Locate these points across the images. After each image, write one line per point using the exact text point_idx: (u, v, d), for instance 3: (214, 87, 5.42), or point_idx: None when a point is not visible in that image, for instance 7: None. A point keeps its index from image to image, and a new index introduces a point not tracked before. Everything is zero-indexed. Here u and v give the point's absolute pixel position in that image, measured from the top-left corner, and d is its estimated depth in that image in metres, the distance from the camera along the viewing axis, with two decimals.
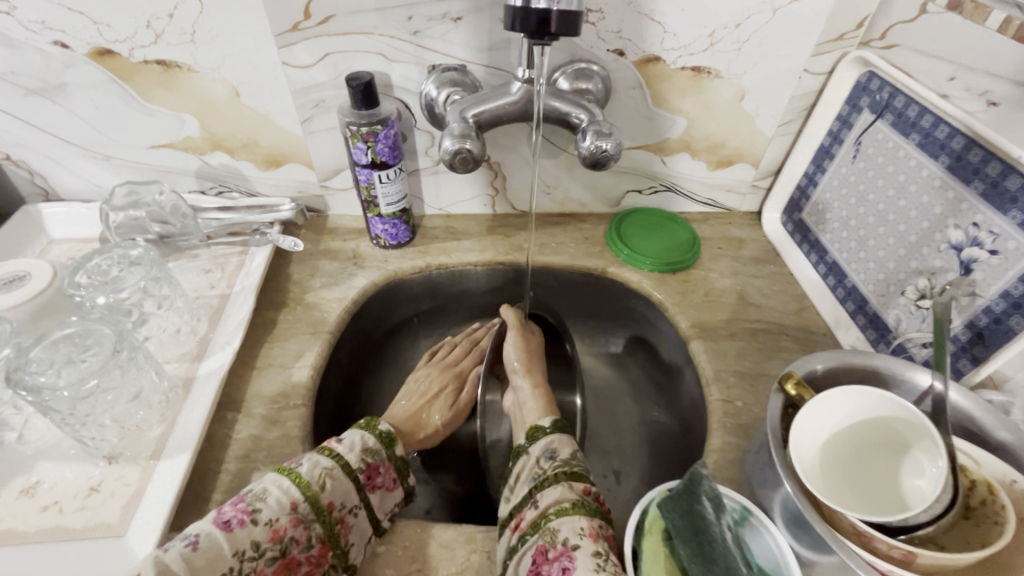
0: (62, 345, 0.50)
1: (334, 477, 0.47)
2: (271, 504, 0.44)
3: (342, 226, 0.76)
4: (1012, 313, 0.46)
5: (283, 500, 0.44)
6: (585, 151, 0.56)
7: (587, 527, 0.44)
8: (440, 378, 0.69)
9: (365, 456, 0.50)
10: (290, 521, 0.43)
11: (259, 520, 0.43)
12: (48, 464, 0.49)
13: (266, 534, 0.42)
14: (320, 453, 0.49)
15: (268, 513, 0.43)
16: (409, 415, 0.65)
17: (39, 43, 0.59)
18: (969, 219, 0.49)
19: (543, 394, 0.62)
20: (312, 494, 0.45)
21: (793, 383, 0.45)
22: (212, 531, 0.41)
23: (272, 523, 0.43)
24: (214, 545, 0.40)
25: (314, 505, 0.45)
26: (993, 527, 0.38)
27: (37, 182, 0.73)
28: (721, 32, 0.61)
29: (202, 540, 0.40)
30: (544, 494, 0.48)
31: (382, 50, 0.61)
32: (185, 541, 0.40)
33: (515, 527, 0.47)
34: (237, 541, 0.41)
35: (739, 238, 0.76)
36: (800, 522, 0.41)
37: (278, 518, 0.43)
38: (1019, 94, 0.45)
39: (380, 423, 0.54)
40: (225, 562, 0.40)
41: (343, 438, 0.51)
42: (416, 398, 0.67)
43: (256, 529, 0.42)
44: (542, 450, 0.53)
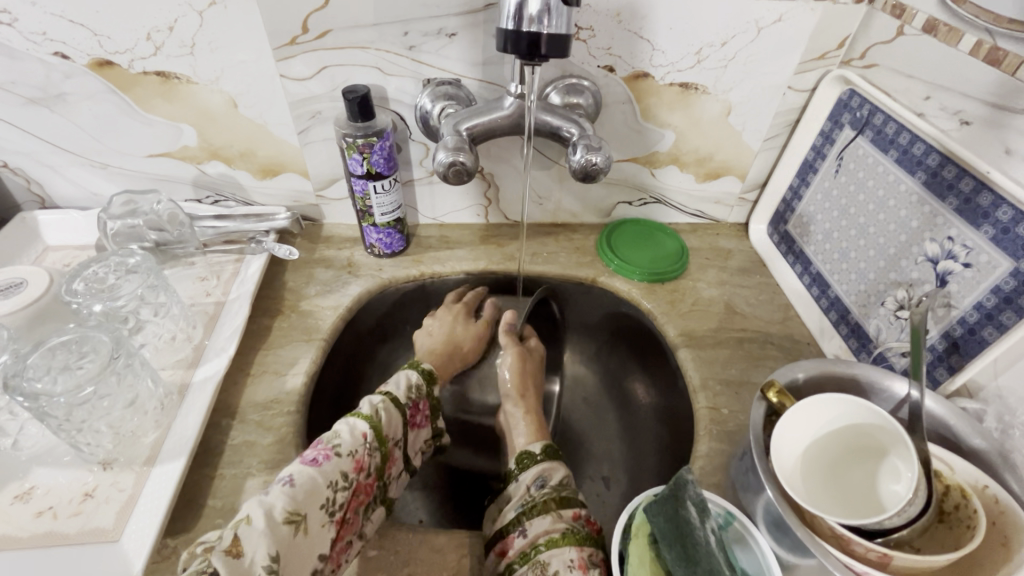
0: (59, 352, 0.50)
1: (388, 410, 0.51)
2: (347, 439, 0.47)
3: (337, 234, 0.77)
4: (985, 324, 0.48)
5: (355, 434, 0.48)
6: (575, 163, 0.58)
7: (577, 558, 0.45)
8: (457, 314, 0.72)
9: (411, 393, 0.55)
10: (366, 451, 0.48)
11: (342, 453, 0.46)
12: (43, 470, 0.50)
13: (351, 464, 0.46)
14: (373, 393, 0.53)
15: (347, 446, 0.47)
16: (442, 345, 0.68)
17: (39, 54, 0.60)
18: (944, 233, 0.51)
19: (536, 418, 0.63)
20: (375, 423, 0.49)
21: (775, 392, 0.46)
22: (303, 469, 0.43)
23: (353, 454, 0.47)
24: (308, 479, 0.43)
25: (379, 436, 0.49)
26: (965, 530, 0.40)
27: (34, 189, 0.74)
28: (708, 50, 0.63)
29: (297, 478, 0.43)
30: (533, 521, 0.48)
31: (378, 63, 0.62)
32: (282, 480, 0.42)
33: (503, 552, 0.47)
34: (328, 473, 0.44)
35: (726, 249, 0.78)
36: (781, 527, 0.42)
37: (356, 450, 0.47)
38: (989, 114, 0.47)
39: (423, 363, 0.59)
40: (322, 492, 0.43)
41: (389, 379, 0.56)
42: (439, 334, 0.69)
43: (341, 460, 0.46)
44: (533, 479, 0.53)
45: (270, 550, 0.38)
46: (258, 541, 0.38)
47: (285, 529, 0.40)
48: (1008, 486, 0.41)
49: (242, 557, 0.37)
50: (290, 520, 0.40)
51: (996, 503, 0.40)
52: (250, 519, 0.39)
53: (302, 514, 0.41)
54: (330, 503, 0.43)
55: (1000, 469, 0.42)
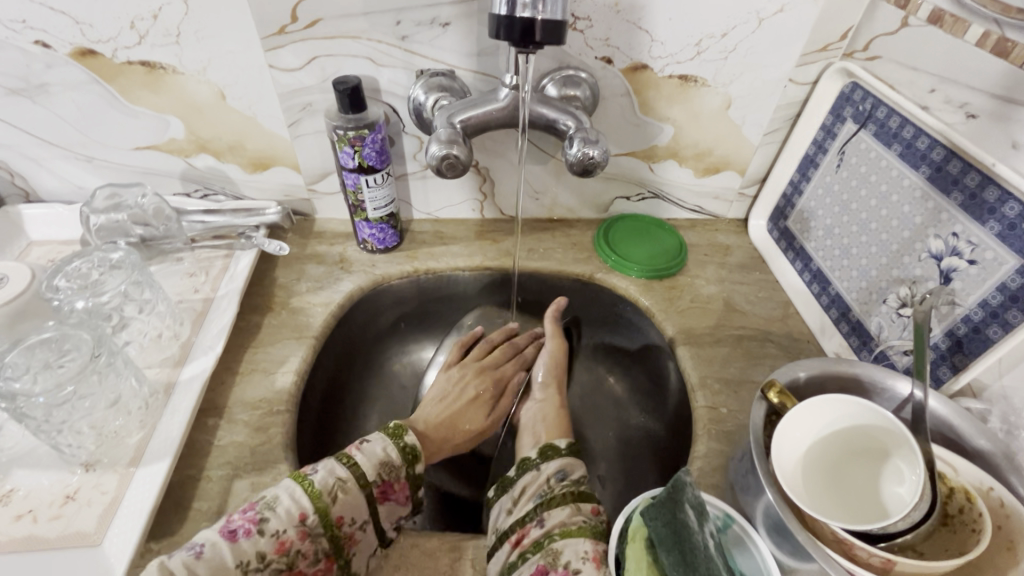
0: (39, 351, 0.49)
1: (346, 488, 0.45)
2: (279, 514, 0.43)
3: (328, 230, 0.75)
4: (990, 322, 0.47)
5: (292, 511, 0.43)
6: (572, 157, 0.56)
7: (592, 550, 0.44)
8: (477, 381, 0.66)
9: (382, 471, 0.48)
10: (297, 534, 0.42)
11: (264, 532, 0.42)
12: (23, 471, 0.49)
13: (272, 546, 0.41)
14: (337, 459, 0.47)
15: (275, 524, 0.42)
16: (441, 422, 0.61)
17: (20, 43, 0.58)
18: (949, 229, 0.50)
19: (563, 414, 0.63)
20: (321, 507, 0.44)
21: (775, 392, 0.45)
22: (217, 540, 0.41)
23: (278, 535, 0.42)
24: (220, 555, 0.40)
25: (323, 518, 0.44)
26: (970, 534, 0.38)
27: (17, 183, 0.72)
28: (708, 42, 0.61)
29: (207, 551, 0.40)
30: (550, 513, 0.47)
31: (369, 54, 0.60)
32: (191, 549, 0.40)
33: (516, 542, 0.46)
34: (242, 551, 0.40)
35: (725, 245, 0.77)
36: (782, 530, 0.41)
37: (284, 530, 0.42)
38: (996, 107, 0.46)
39: (407, 435, 0.52)
40: (230, 573, 0.40)
41: (367, 443, 0.50)
42: (447, 404, 0.63)
43: (262, 540, 0.41)
44: (554, 471, 0.52)
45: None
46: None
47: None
48: (1014, 489, 0.40)
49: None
50: None
51: (1001, 506, 0.39)
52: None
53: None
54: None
55: (1006, 471, 0.41)
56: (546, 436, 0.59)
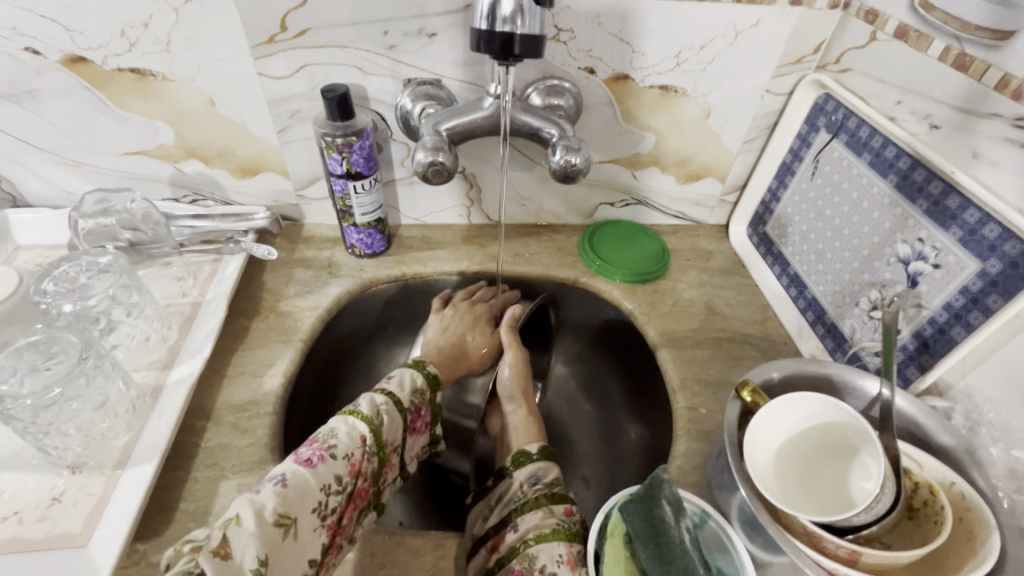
0: (26, 353, 0.49)
1: (390, 413, 0.51)
2: (342, 440, 0.47)
3: (317, 235, 0.76)
4: (954, 323, 0.49)
5: (353, 435, 0.48)
6: (555, 164, 0.58)
7: (566, 553, 0.45)
8: (471, 317, 0.72)
9: (414, 397, 0.55)
10: (362, 455, 0.47)
11: (337, 456, 0.46)
12: (9, 474, 0.49)
13: (345, 468, 0.46)
14: (374, 391, 0.53)
15: (344, 448, 0.46)
16: (451, 346, 0.70)
17: (10, 50, 0.59)
18: (915, 234, 0.52)
19: (535, 421, 0.64)
20: (376, 427, 0.49)
21: (749, 391, 0.46)
22: (297, 469, 0.43)
23: (348, 458, 0.46)
24: (302, 480, 0.43)
25: (377, 439, 0.49)
26: (933, 526, 0.40)
27: (4, 187, 0.72)
28: (688, 53, 0.63)
29: (288, 478, 0.42)
30: (524, 517, 0.48)
31: (358, 62, 0.62)
32: (275, 480, 0.42)
33: (493, 548, 0.48)
34: (322, 475, 0.44)
35: (707, 250, 0.79)
36: (754, 525, 0.44)
37: (353, 452, 0.47)
38: (957, 118, 0.48)
39: (427, 365, 0.59)
40: (315, 496, 0.43)
41: (393, 377, 0.55)
42: (449, 337, 0.71)
43: (337, 463, 0.45)
44: (527, 476, 0.53)
45: (259, 553, 0.38)
46: (247, 543, 0.37)
47: (275, 532, 0.39)
48: (975, 482, 0.42)
49: (231, 559, 0.36)
50: (280, 523, 0.40)
51: (962, 499, 0.41)
52: (240, 518, 0.38)
53: (292, 517, 0.40)
54: (323, 507, 0.43)
55: (967, 465, 0.43)
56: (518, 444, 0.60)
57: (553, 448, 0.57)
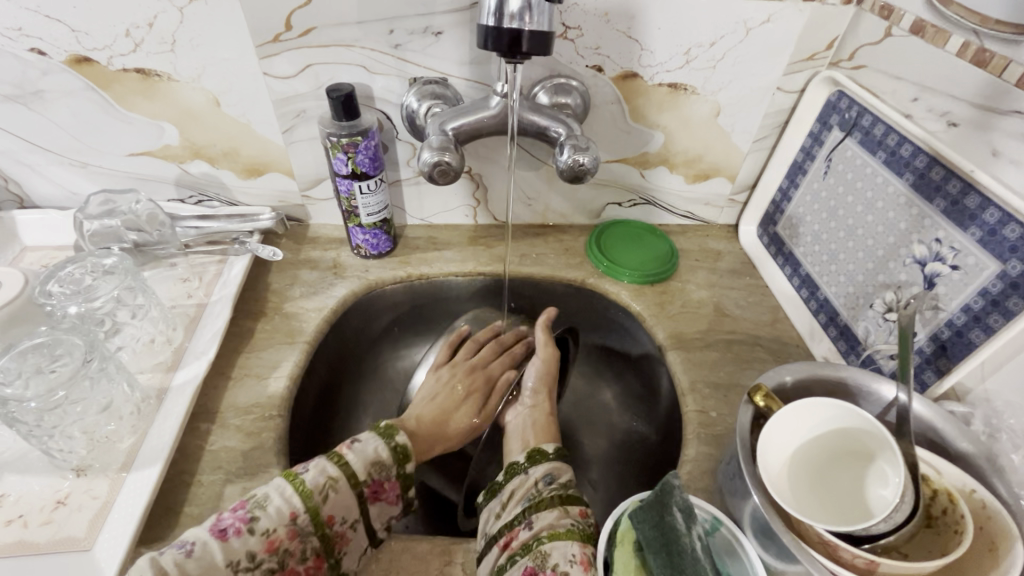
0: (31, 356, 0.49)
1: (335, 489, 0.46)
2: (269, 513, 0.43)
3: (323, 235, 0.76)
4: (972, 326, 0.47)
5: (283, 510, 0.43)
6: (563, 164, 0.57)
7: (580, 553, 0.44)
8: (467, 381, 0.66)
9: (373, 470, 0.49)
10: (287, 532, 0.43)
11: (254, 531, 0.42)
12: (14, 476, 0.49)
13: (262, 545, 0.42)
14: (328, 457, 0.48)
15: (265, 523, 0.42)
16: (432, 420, 0.61)
17: (16, 50, 0.59)
18: (932, 235, 0.51)
19: (554, 422, 0.61)
20: (313, 506, 0.44)
21: (762, 395, 0.46)
22: (207, 540, 0.41)
23: (268, 534, 0.42)
24: (209, 555, 0.40)
25: (314, 518, 0.44)
26: (953, 535, 0.39)
27: (12, 188, 0.72)
28: (697, 51, 0.62)
29: (197, 549, 0.40)
30: (539, 515, 0.47)
31: (363, 61, 0.61)
32: (181, 547, 0.40)
33: (505, 545, 0.46)
34: (233, 551, 0.41)
35: (716, 250, 0.78)
36: (769, 534, 0.41)
37: (275, 528, 0.42)
38: (976, 115, 0.47)
39: (399, 435, 0.52)
40: (219, 572, 0.40)
41: (360, 446, 0.50)
42: (436, 400, 0.63)
43: (252, 539, 0.42)
44: (542, 475, 0.51)
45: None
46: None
47: None
48: (996, 490, 0.41)
49: None
50: None
51: (984, 507, 0.40)
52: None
53: None
54: None
55: (988, 472, 0.41)
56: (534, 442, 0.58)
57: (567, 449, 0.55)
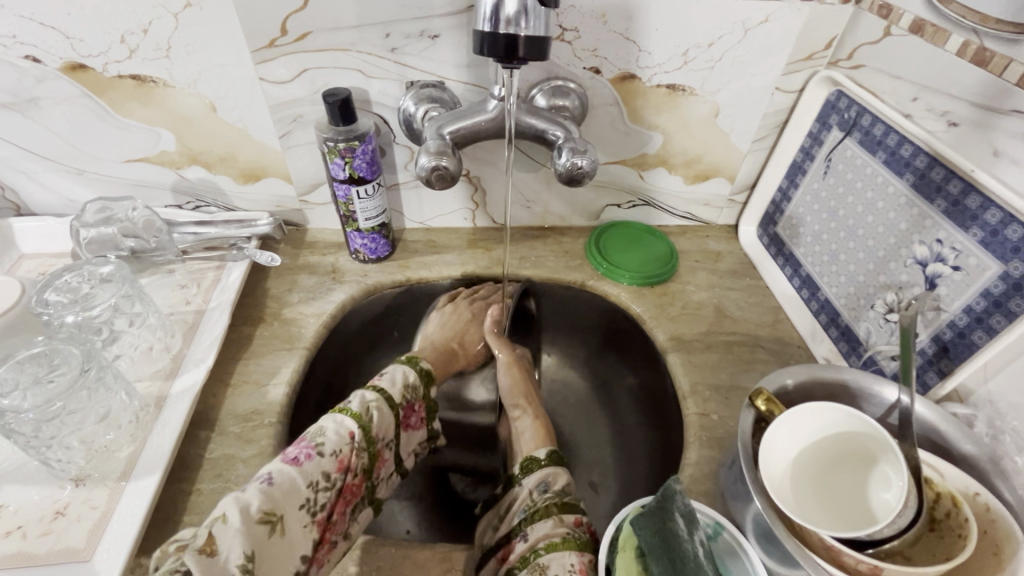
0: (28, 365, 0.48)
1: (380, 410, 0.51)
2: (331, 437, 0.47)
3: (321, 240, 0.76)
4: (974, 328, 0.47)
5: (342, 432, 0.47)
6: (561, 167, 0.57)
7: (577, 563, 0.44)
8: (473, 311, 0.72)
9: (406, 393, 0.54)
10: (352, 450, 0.47)
11: (324, 453, 0.45)
12: (13, 487, 0.48)
13: (334, 465, 0.46)
14: (365, 388, 0.52)
15: (331, 445, 0.46)
16: (446, 343, 0.69)
17: (10, 58, 0.58)
18: (933, 236, 0.51)
19: (543, 425, 0.62)
20: (365, 424, 0.49)
21: (763, 399, 0.45)
22: (283, 468, 0.43)
23: (336, 454, 0.46)
24: (288, 479, 0.43)
25: (366, 435, 0.49)
26: (957, 539, 0.39)
27: (8, 196, 0.72)
28: (695, 51, 0.62)
29: (276, 476, 0.43)
30: (534, 526, 0.47)
31: (360, 66, 0.61)
32: (260, 478, 0.42)
33: (503, 558, 0.47)
34: (309, 473, 0.44)
35: (716, 251, 0.77)
36: (770, 538, 0.41)
37: (341, 449, 0.47)
38: (977, 116, 0.47)
39: (421, 361, 0.58)
40: (303, 492, 0.43)
41: (385, 374, 0.55)
42: (449, 329, 0.69)
43: (323, 460, 0.45)
44: (536, 483, 0.52)
45: (245, 549, 0.38)
46: (234, 540, 0.38)
47: (260, 529, 0.40)
48: (1001, 494, 0.40)
49: None
50: (265, 521, 0.40)
51: (987, 511, 0.39)
52: (225, 516, 0.39)
53: (279, 513, 0.41)
54: (311, 504, 0.43)
55: (992, 476, 0.41)
56: (529, 447, 0.58)
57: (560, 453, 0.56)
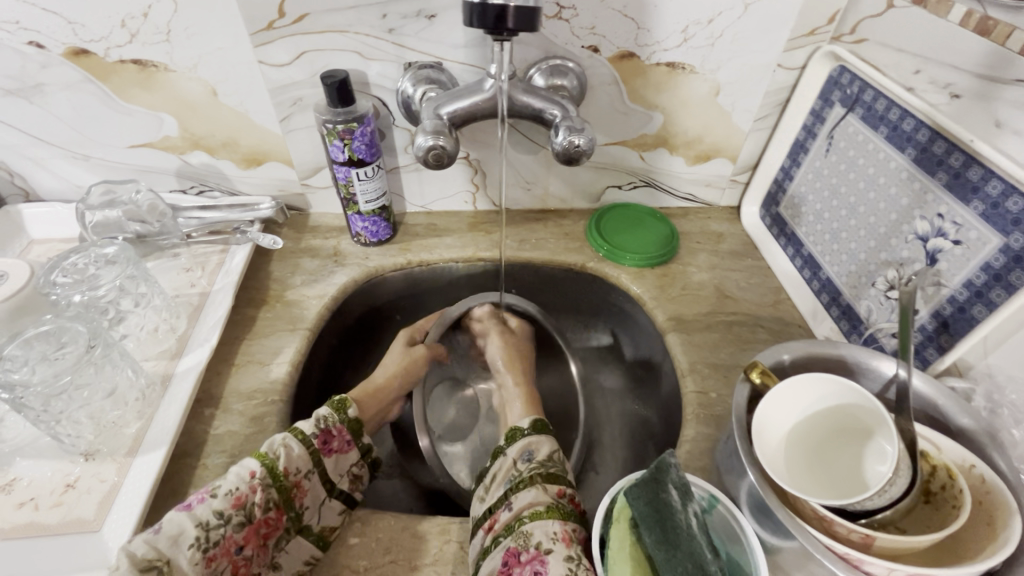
0: (38, 344, 0.50)
1: (286, 446, 0.47)
2: (230, 479, 0.44)
3: (323, 224, 0.76)
4: (974, 302, 0.47)
5: (242, 472, 0.45)
6: (558, 146, 0.57)
7: (561, 531, 0.44)
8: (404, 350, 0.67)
9: (318, 423, 0.50)
10: (251, 487, 0.44)
11: (218, 494, 0.43)
12: (25, 461, 0.50)
13: (229, 503, 0.43)
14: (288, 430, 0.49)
15: (228, 485, 0.44)
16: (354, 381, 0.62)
17: (15, 44, 0.59)
18: (934, 210, 0.50)
19: (529, 393, 0.64)
20: (269, 461, 0.46)
21: (757, 372, 0.45)
22: (174, 515, 0.42)
23: (233, 493, 0.43)
24: (177, 524, 0.41)
25: (272, 471, 0.45)
26: (951, 510, 0.39)
27: (17, 182, 0.73)
28: (695, 28, 0.61)
29: (166, 525, 0.41)
30: (518, 495, 0.48)
31: (358, 48, 0.61)
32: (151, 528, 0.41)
33: (489, 528, 0.46)
34: (200, 515, 0.42)
35: (718, 232, 0.77)
36: (764, 510, 0.41)
37: (238, 486, 0.44)
38: (979, 86, 0.46)
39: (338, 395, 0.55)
40: (191, 533, 0.41)
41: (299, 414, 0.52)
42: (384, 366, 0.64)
43: (217, 500, 0.43)
44: (520, 453, 0.52)
45: None
46: None
47: None
48: (996, 465, 0.40)
49: None
50: (149, 567, 0.39)
51: (983, 482, 0.39)
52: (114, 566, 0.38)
53: (164, 562, 0.39)
54: (203, 541, 0.41)
55: (988, 448, 0.41)
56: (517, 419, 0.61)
57: (544, 421, 0.56)
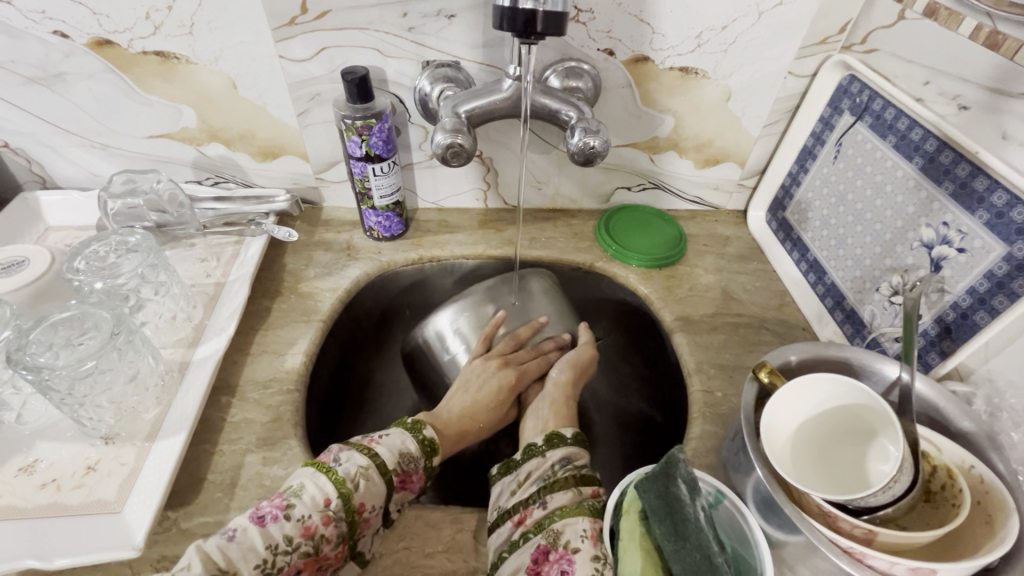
0: (61, 328, 0.51)
1: (368, 478, 0.46)
2: (305, 500, 0.44)
3: (336, 218, 0.77)
4: (977, 308, 0.48)
5: (317, 497, 0.44)
6: (574, 147, 0.58)
7: (590, 528, 0.44)
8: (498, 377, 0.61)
9: (402, 462, 0.49)
10: (324, 519, 0.43)
11: (291, 516, 0.43)
12: (46, 444, 0.51)
13: (299, 530, 0.42)
14: (359, 449, 0.48)
15: (301, 509, 0.43)
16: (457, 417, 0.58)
17: (40, 33, 0.60)
18: (939, 218, 0.51)
19: (570, 406, 0.60)
20: (346, 492, 0.45)
21: (766, 372, 0.46)
22: (247, 526, 0.42)
23: (304, 520, 0.43)
24: (249, 538, 0.41)
25: (346, 504, 0.45)
26: (951, 508, 0.40)
27: (35, 170, 0.74)
28: (709, 34, 0.63)
29: (239, 534, 0.41)
30: (553, 495, 0.47)
31: (377, 45, 0.62)
32: (224, 534, 0.41)
33: (518, 521, 0.46)
34: (271, 535, 0.41)
35: (724, 235, 0.78)
36: (770, 506, 0.42)
37: (310, 515, 0.43)
38: (987, 99, 0.47)
39: (425, 428, 0.53)
40: (259, 553, 0.41)
41: (388, 437, 0.50)
42: (471, 394, 0.60)
43: (288, 524, 0.42)
44: (559, 458, 0.51)
45: None
46: None
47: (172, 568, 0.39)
48: (994, 466, 0.42)
49: None
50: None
51: (981, 483, 0.41)
52: (188, 566, 0.38)
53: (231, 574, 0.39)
54: (267, 566, 0.41)
55: (987, 450, 0.42)
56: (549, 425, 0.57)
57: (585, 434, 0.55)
